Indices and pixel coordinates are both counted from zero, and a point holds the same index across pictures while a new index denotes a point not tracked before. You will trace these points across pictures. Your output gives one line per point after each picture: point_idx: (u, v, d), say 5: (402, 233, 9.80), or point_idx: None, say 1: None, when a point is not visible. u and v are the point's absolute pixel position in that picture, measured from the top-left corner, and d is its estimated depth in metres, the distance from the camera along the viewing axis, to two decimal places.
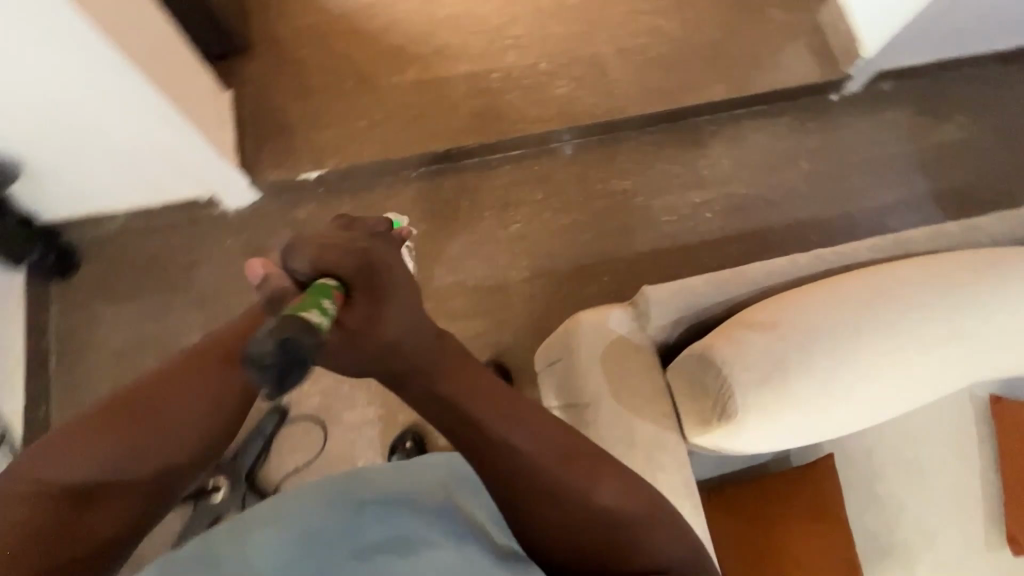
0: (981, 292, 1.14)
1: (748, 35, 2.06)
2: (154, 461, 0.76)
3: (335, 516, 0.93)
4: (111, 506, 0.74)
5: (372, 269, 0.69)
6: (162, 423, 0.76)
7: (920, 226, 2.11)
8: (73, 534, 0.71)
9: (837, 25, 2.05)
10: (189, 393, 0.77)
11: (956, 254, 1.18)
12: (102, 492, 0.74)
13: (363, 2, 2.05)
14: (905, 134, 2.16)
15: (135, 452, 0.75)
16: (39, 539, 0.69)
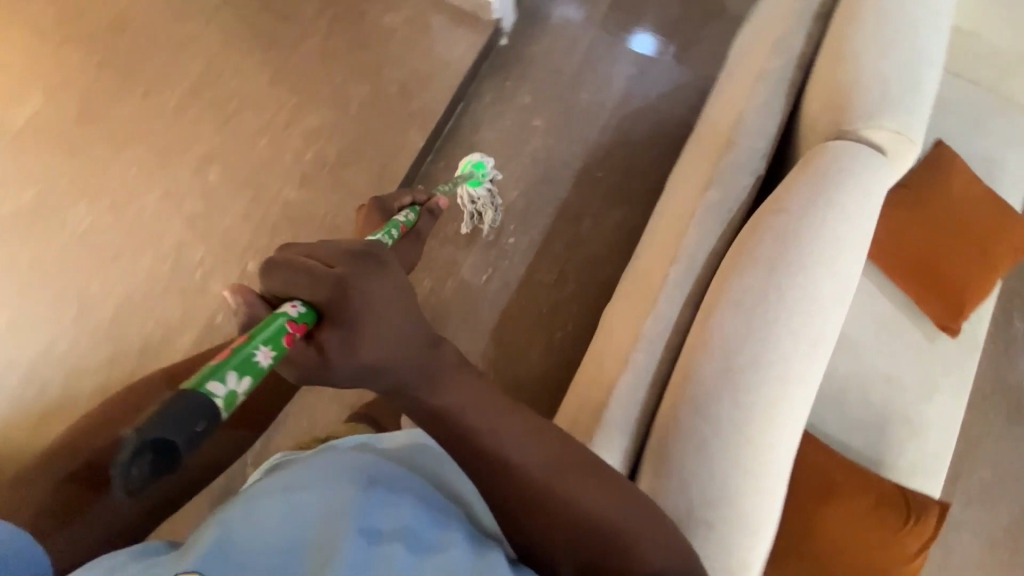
0: (802, 275, 0.93)
1: (390, 67, 1.88)
2: None
3: (355, 486, 0.70)
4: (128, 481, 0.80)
5: (344, 294, 0.64)
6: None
7: (663, 78, 2.03)
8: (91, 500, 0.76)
9: None
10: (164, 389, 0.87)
11: (754, 246, 0.95)
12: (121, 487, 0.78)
13: (21, 378, 1.60)
14: (584, 17, 2.07)
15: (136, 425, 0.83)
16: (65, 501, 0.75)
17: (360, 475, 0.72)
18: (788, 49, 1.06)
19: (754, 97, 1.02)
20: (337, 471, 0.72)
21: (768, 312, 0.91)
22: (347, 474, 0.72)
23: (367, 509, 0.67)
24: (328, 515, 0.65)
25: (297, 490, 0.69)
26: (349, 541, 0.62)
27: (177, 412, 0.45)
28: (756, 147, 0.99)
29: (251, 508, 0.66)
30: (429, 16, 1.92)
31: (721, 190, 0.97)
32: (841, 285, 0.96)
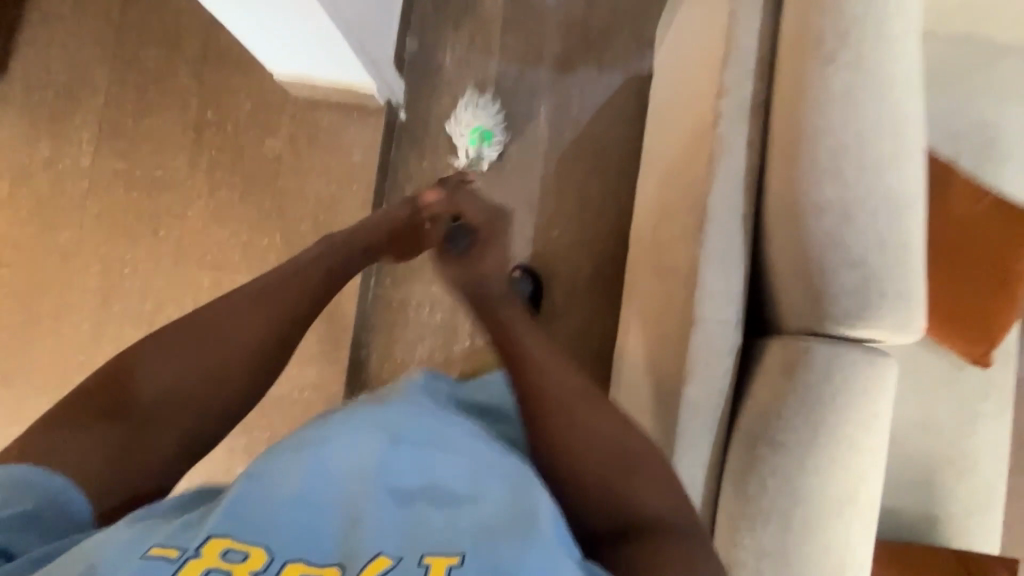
0: (817, 515, 0.82)
1: (291, 201, 1.65)
2: (209, 381, 0.85)
3: (385, 437, 0.70)
4: (168, 417, 0.82)
5: (491, 213, 1.06)
6: (237, 347, 0.88)
7: (588, 95, 1.77)
8: (130, 439, 0.78)
9: (321, 89, 1.61)
10: (233, 329, 0.89)
11: (755, 495, 0.82)
12: (151, 415, 0.80)
13: None
14: (479, 54, 1.78)
15: (195, 368, 0.85)
16: (104, 440, 0.76)
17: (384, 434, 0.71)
18: (738, 163, 0.85)
19: (709, 247, 0.83)
20: (365, 431, 0.72)
21: (793, 530, 0.82)
22: (375, 429, 0.72)
23: (384, 469, 0.65)
24: (352, 474, 0.65)
25: (331, 441, 0.70)
26: (374, 499, 0.61)
27: (463, 231, 1.06)
28: (727, 319, 0.83)
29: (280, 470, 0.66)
30: (310, 123, 1.65)
31: (702, 388, 0.83)
32: (865, 491, 0.84)
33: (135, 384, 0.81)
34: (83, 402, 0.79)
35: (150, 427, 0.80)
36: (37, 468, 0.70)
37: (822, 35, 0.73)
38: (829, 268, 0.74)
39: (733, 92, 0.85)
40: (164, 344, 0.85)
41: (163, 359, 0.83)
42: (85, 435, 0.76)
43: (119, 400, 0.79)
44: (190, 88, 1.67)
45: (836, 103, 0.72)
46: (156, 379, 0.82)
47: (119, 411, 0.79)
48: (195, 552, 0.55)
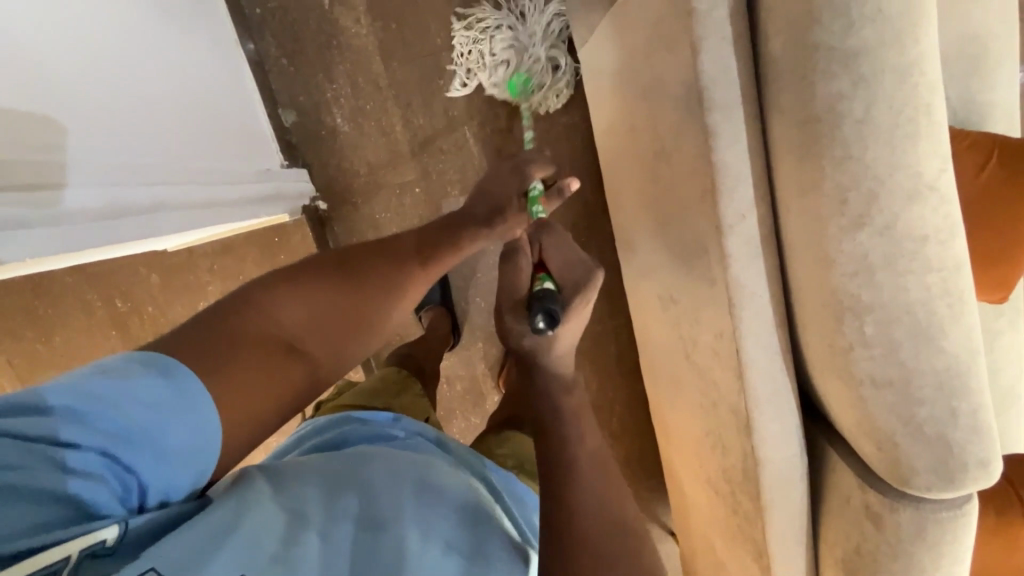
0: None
1: None
2: (348, 331, 0.72)
3: (455, 510, 0.59)
4: (299, 369, 0.65)
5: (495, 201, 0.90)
6: (375, 291, 0.75)
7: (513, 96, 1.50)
8: (265, 379, 0.60)
9: (226, 235, 1.37)
10: (378, 267, 0.77)
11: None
12: (301, 348, 0.66)
13: None
14: (371, 96, 1.46)
15: (337, 313, 0.71)
16: (237, 348, 0.60)
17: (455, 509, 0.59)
18: (764, 301, 0.77)
19: (756, 394, 0.81)
20: (429, 498, 0.59)
21: None
22: (444, 495, 0.61)
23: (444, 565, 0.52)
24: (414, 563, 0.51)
25: (391, 497, 0.57)
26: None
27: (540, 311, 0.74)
28: (792, 452, 0.83)
29: (338, 517, 0.53)
30: (235, 266, 1.43)
31: (784, 513, 0.86)
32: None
33: (277, 319, 0.65)
34: (220, 323, 0.60)
35: (298, 363, 0.65)
36: (187, 368, 0.55)
37: (843, 194, 0.61)
38: (894, 439, 0.66)
39: (737, 229, 0.74)
40: (302, 279, 0.70)
41: (298, 294, 0.68)
42: (211, 334, 0.59)
43: (266, 324, 0.64)
44: (81, 286, 1.41)
45: (874, 272, 0.62)
46: (296, 317, 0.67)
47: (281, 348, 0.64)
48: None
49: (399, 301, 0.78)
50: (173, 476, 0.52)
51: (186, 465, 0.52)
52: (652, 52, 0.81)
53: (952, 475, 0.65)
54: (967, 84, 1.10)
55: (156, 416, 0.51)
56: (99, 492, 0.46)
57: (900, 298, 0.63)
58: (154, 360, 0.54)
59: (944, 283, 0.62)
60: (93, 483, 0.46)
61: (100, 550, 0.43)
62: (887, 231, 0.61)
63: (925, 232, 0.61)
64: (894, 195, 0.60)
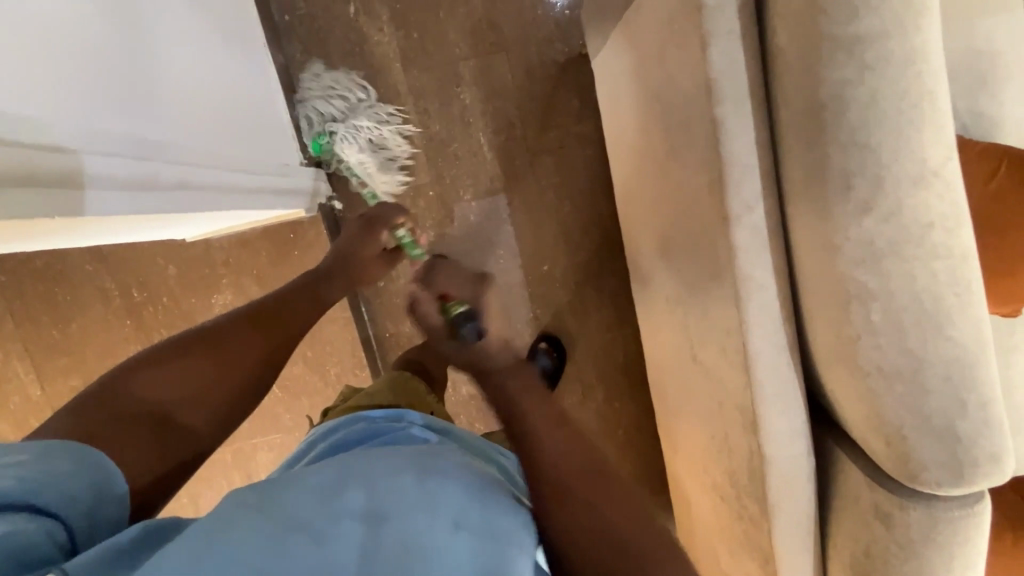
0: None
1: None
2: (224, 395, 0.85)
3: (462, 496, 0.56)
4: (175, 434, 0.78)
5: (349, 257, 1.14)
6: (247, 361, 0.88)
7: (528, 106, 1.55)
8: (144, 445, 0.73)
9: (244, 227, 1.40)
10: (250, 341, 0.90)
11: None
12: (176, 418, 0.79)
13: None
14: (390, 102, 1.51)
15: (210, 383, 0.83)
16: (110, 424, 0.72)
17: (461, 494, 0.57)
18: (771, 293, 0.77)
19: (763, 389, 0.80)
20: (435, 481, 0.57)
21: None
22: (450, 480, 0.58)
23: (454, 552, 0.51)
24: (417, 555, 0.49)
25: (390, 487, 0.54)
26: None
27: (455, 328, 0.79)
28: (800, 451, 0.82)
29: (336, 515, 0.51)
30: (249, 261, 1.47)
31: (790, 516, 0.84)
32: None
33: (153, 395, 0.77)
34: (101, 412, 0.73)
35: (174, 432, 0.78)
36: (70, 443, 0.65)
37: (848, 179, 0.62)
38: (902, 433, 0.66)
39: (745, 220, 0.75)
40: (178, 355, 0.82)
41: (176, 369, 0.81)
42: (95, 416, 0.72)
43: (143, 400, 0.76)
44: (101, 275, 1.44)
45: (880, 258, 0.63)
46: (171, 393, 0.79)
47: (156, 419, 0.76)
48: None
49: (269, 365, 0.92)
50: (81, 505, 0.59)
51: (90, 499, 0.61)
52: (663, 51, 0.84)
53: (963, 470, 0.64)
54: (977, 99, 1.12)
55: (50, 468, 0.59)
56: (29, 527, 0.51)
57: (907, 284, 0.63)
58: (75, 449, 0.64)
59: (953, 271, 0.62)
60: (40, 533, 0.51)
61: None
62: (893, 216, 0.61)
63: (931, 219, 0.61)
64: (899, 180, 0.60)
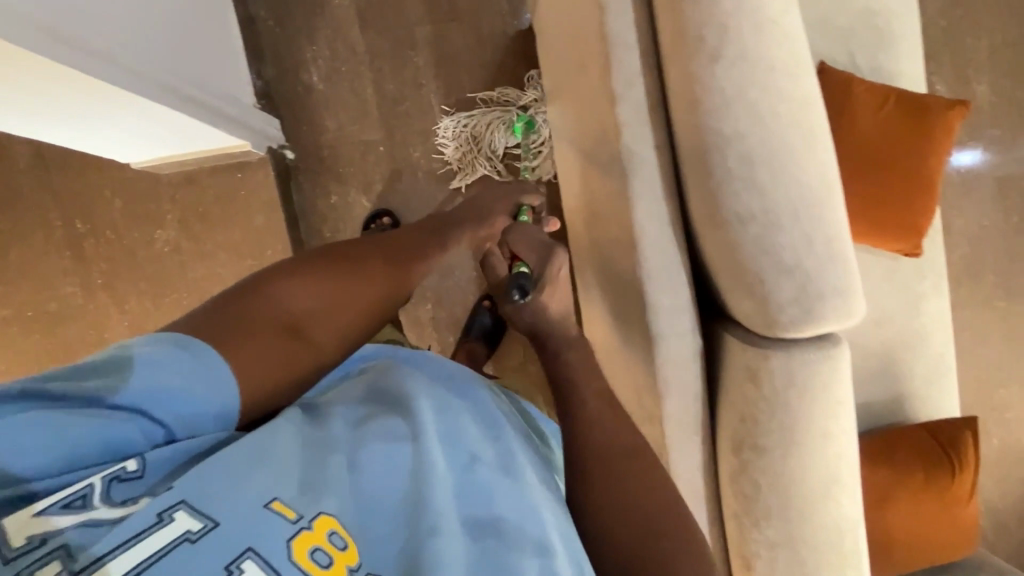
0: (810, 502, 0.74)
1: (208, 286, 1.52)
2: (355, 316, 0.69)
3: (484, 432, 0.60)
4: (309, 350, 0.64)
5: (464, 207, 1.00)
6: (381, 284, 0.72)
7: (478, 72, 1.63)
8: (272, 359, 0.60)
9: (191, 161, 1.45)
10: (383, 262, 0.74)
11: (753, 492, 0.76)
12: (307, 331, 0.64)
13: None
14: (347, 60, 1.60)
15: (344, 301, 0.68)
16: (236, 333, 0.59)
17: (483, 429, 0.61)
18: (653, 169, 0.82)
19: (647, 264, 0.83)
20: (461, 417, 0.61)
21: (813, 547, 0.75)
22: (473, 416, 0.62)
23: (476, 479, 0.55)
24: (441, 481, 0.53)
25: (418, 413, 0.58)
26: (457, 527, 0.51)
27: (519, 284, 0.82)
28: (684, 328, 0.84)
29: (371, 437, 0.55)
30: (197, 199, 1.50)
31: (678, 398, 0.85)
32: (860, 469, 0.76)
33: (288, 304, 0.64)
34: (228, 308, 0.61)
35: (303, 342, 0.63)
36: (201, 342, 0.57)
37: (701, 30, 0.68)
38: (760, 275, 0.69)
39: (627, 97, 0.80)
40: (313, 267, 0.68)
41: (309, 280, 0.66)
42: (217, 322, 0.59)
43: (273, 309, 0.63)
44: (46, 204, 1.47)
45: (731, 105, 0.68)
46: (302, 303, 0.65)
47: (286, 330, 0.62)
48: (305, 524, 0.46)
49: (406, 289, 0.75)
50: (198, 420, 0.54)
51: (196, 411, 0.54)
52: None
53: (812, 304, 0.68)
54: (875, 55, 1.21)
55: (170, 379, 0.53)
56: (120, 428, 0.49)
57: (755, 127, 0.68)
58: (191, 345, 0.56)
59: (794, 114, 0.68)
60: (124, 433, 0.50)
61: (122, 475, 0.48)
62: (739, 64, 0.67)
63: (770, 63, 0.68)
64: (741, 29, 0.67)
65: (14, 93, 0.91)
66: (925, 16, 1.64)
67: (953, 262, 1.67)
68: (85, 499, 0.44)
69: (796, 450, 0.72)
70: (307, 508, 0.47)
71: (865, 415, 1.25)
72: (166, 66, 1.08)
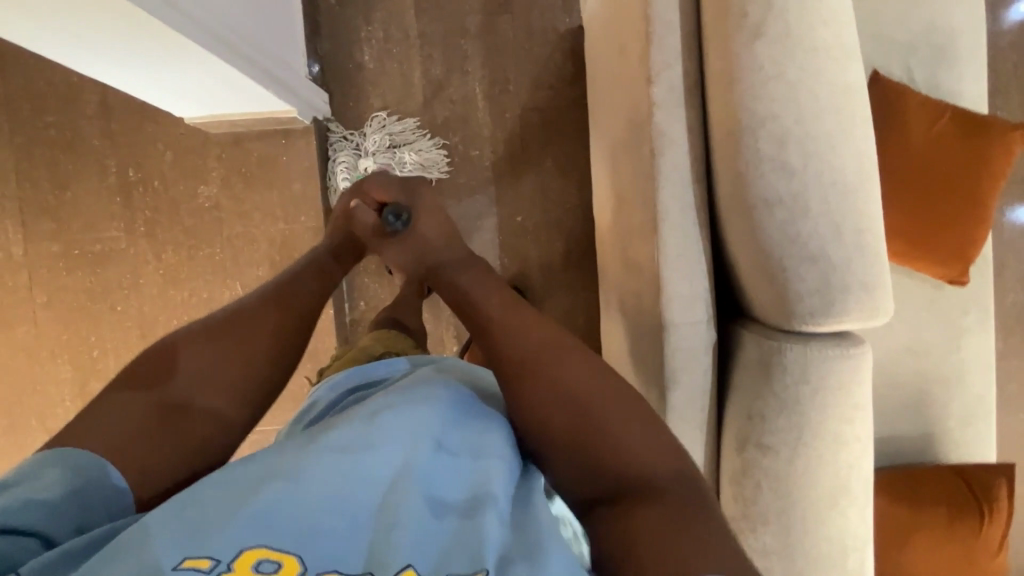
0: (813, 512, 0.70)
1: (240, 245, 1.57)
2: (234, 376, 0.75)
3: (427, 417, 0.60)
4: (198, 423, 0.70)
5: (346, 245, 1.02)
6: (260, 340, 0.78)
7: (524, 64, 1.65)
8: (165, 433, 0.67)
9: (240, 122, 1.51)
10: (263, 319, 0.81)
11: (753, 494, 0.72)
12: (192, 405, 0.71)
13: None
14: (399, 43, 1.64)
15: (218, 365, 0.74)
16: (119, 423, 0.66)
17: (431, 415, 0.60)
18: (683, 152, 0.80)
19: (666, 248, 0.81)
20: (404, 409, 0.60)
21: (814, 561, 0.71)
22: (421, 404, 0.61)
23: (431, 468, 0.55)
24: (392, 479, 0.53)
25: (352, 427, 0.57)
26: (415, 511, 0.50)
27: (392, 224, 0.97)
28: (699, 319, 0.81)
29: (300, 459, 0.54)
30: (241, 160, 1.56)
31: (685, 391, 0.82)
32: (872, 486, 0.71)
33: (165, 385, 0.70)
34: (116, 400, 0.68)
35: (193, 419, 0.70)
36: (71, 448, 0.61)
37: (744, 7, 0.66)
38: (783, 264, 0.66)
39: (663, 76, 0.79)
40: (189, 344, 0.74)
41: (185, 359, 0.73)
42: (105, 417, 0.66)
43: (157, 394, 0.69)
44: (104, 150, 1.55)
45: (771, 85, 0.66)
46: (184, 381, 0.72)
47: (170, 409, 0.69)
48: (227, 566, 0.45)
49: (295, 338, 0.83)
50: (76, 521, 0.56)
51: (74, 503, 0.56)
52: None
53: (834, 298, 0.65)
54: (935, 74, 1.16)
55: (37, 486, 0.56)
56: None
57: (790, 111, 0.66)
58: (74, 460, 0.60)
59: (835, 101, 0.66)
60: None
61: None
62: (782, 44, 0.65)
63: (817, 45, 0.66)
64: (785, 10, 0.65)
65: (88, 33, 0.96)
66: (999, 48, 1.56)
67: (1004, 308, 1.56)
68: None
69: (803, 453, 0.69)
70: (226, 550, 0.46)
71: (887, 448, 1.18)
72: (234, 34, 1.14)
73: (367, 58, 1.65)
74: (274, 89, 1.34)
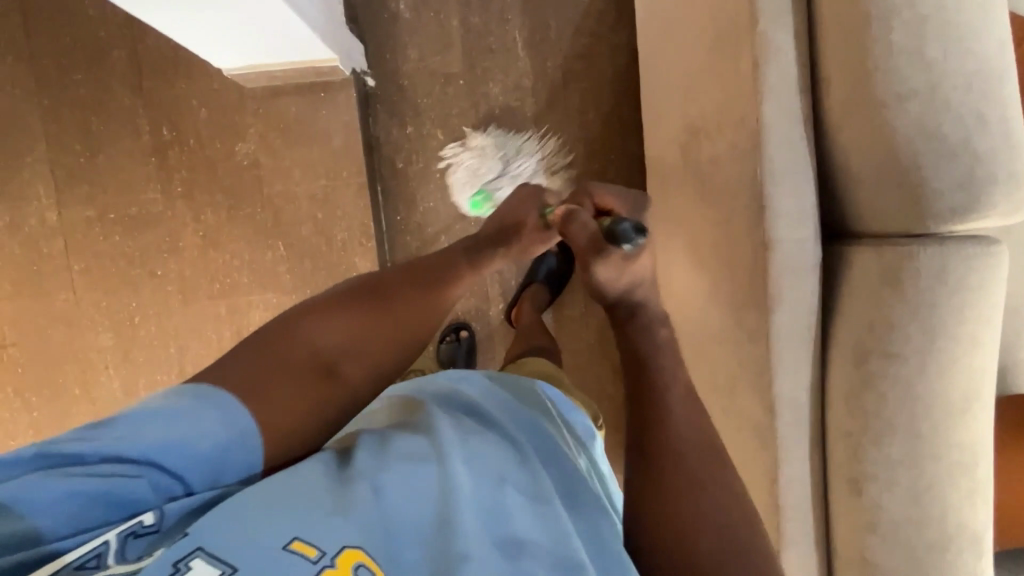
0: (930, 402, 0.76)
1: (281, 205, 1.53)
2: (372, 354, 0.76)
3: (507, 460, 0.64)
4: (336, 389, 0.71)
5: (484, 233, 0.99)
6: (402, 321, 0.80)
7: (566, 10, 1.59)
8: (310, 392, 0.68)
9: (278, 75, 1.46)
10: (408, 295, 0.83)
11: (869, 387, 0.77)
12: (335, 369, 0.72)
13: None
14: None
15: (360, 341, 0.76)
16: (268, 371, 0.67)
17: (507, 457, 0.64)
18: (790, 64, 0.77)
19: (771, 164, 0.78)
20: (481, 444, 0.64)
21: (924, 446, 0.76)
22: (496, 443, 0.66)
23: (504, 502, 0.58)
24: (470, 505, 0.55)
25: (446, 444, 0.62)
26: (484, 544, 0.53)
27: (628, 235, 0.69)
28: (805, 237, 0.79)
29: (393, 464, 0.58)
30: (279, 116, 1.51)
31: (790, 311, 0.80)
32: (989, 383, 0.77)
33: (314, 343, 0.72)
34: (259, 347, 0.70)
35: (334, 382, 0.71)
36: (219, 392, 0.62)
37: None
38: (917, 157, 0.72)
39: None
40: (338, 306, 0.77)
41: (334, 320, 0.75)
42: (246, 367, 0.67)
43: (300, 353, 0.70)
44: (136, 108, 1.50)
45: None
46: (331, 340, 0.74)
47: (316, 369, 0.70)
48: (329, 561, 0.47)
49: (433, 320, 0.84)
50: (205, 467, 0.57)
51: (215, 459, 0.58)
52: None
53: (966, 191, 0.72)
54: None
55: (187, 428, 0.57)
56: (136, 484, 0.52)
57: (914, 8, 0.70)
58: (211, 396, 0.62)
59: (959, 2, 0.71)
60: (143, 485, 0.52)
61: (140, 530, 0.50)
62: None
63: None
64: None
65: None
66: None
67: None
68: (99, 559, 0.46)
69: (922, 347, 0.75)
70: (330, 544, 0.48)
71: None
72: None
73: (403, 8, 1.59)
74: (325, 40, 1.30)
